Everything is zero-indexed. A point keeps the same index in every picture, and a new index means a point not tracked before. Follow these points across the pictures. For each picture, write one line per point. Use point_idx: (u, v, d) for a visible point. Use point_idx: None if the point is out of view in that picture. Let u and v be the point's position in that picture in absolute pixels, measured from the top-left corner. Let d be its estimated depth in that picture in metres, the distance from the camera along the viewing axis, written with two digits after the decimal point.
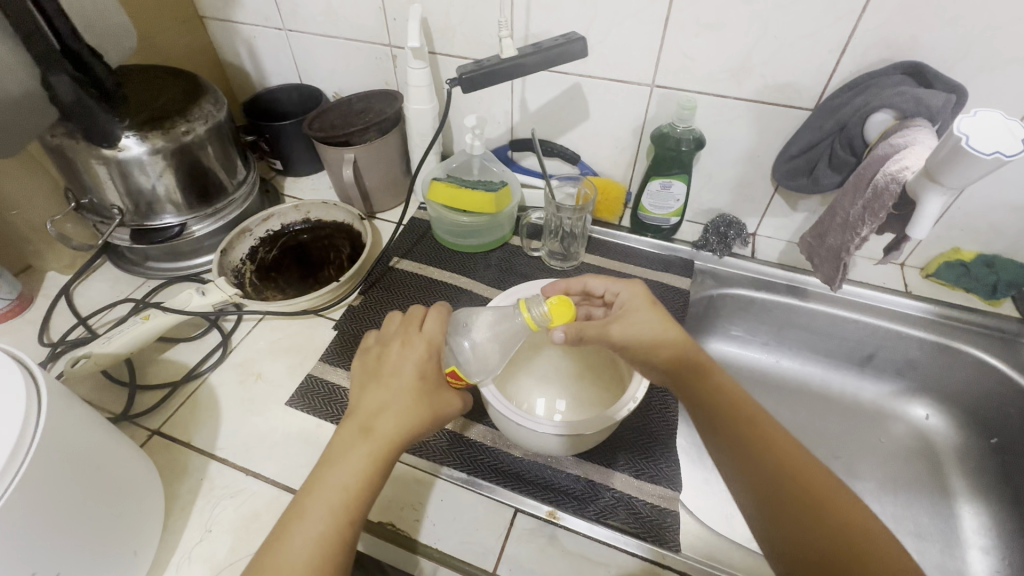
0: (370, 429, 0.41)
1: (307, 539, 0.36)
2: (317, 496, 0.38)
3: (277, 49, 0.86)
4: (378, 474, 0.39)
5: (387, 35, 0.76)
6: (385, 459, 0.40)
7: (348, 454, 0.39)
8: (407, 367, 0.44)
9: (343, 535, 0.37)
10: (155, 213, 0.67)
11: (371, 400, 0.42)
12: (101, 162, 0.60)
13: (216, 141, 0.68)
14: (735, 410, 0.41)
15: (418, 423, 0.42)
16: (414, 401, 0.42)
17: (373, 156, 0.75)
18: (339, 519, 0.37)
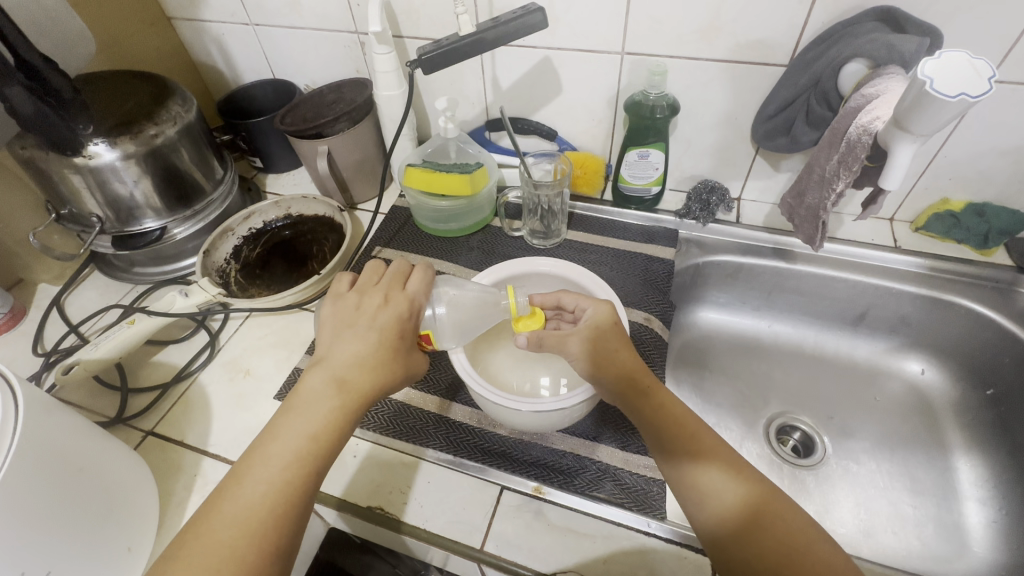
0: (343, 381, 0.41)
1: (270, 482, 0.37)
2: (282, 441, 0.39)
3: (247, 44, 0.85)
4: (345, 426, 0.40)
5: (353, 22, 0.75)
6: (353, 413, 0.41)
7: (319, 402, 0.40)
8: (384, 323, 0.44)
9: (308, 480, 0.38)
10: (136, 219, 0.68)
11: (344, 349, 0.43)
12: (74, 172, 0.61)
13: (189, 143, 0.68)
14: (685, 435, 0.43)
15: (391, 380, 0.43)
16: (388, 357, 0.43)
17: (347, 146, 0.74)
18: (306, 468, 0.38)
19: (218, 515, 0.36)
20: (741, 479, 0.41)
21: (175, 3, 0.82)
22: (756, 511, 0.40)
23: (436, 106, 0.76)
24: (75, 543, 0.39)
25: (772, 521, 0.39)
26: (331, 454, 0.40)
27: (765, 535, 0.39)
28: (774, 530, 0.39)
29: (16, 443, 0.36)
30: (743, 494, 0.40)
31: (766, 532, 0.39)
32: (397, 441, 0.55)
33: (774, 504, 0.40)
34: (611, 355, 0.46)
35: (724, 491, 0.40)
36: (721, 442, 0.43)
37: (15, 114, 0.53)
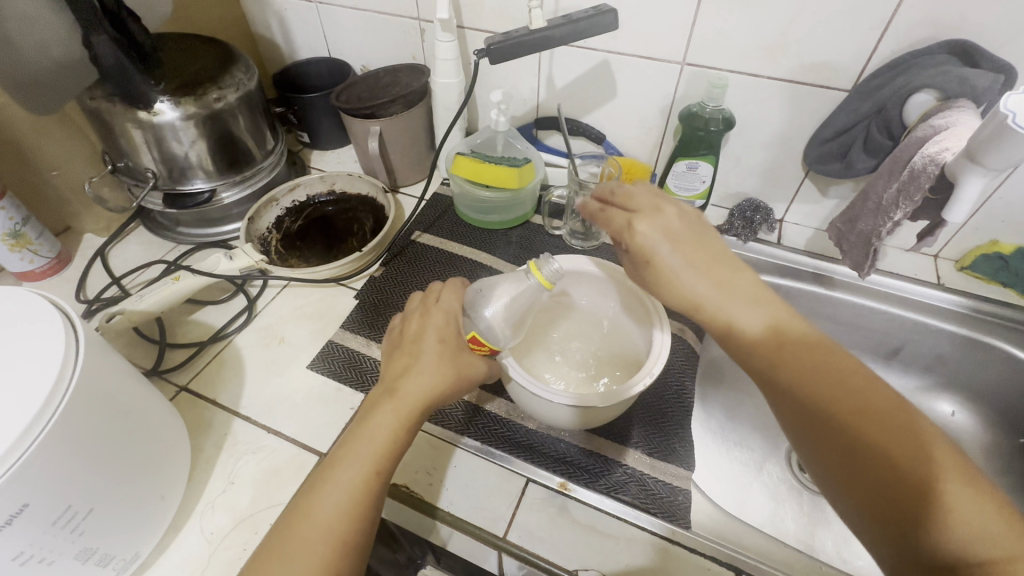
0: (398, 391, 0.42)
1: (339, 486, 0.37)
2: (347, 448, 0.39)
3: (308, 22, 0.86)
4: (404, 430, 0.41)
5: (416, 9, 0.76)
6: (410, 416, 0.41)
7: (377, 413, 0.41)
8: (432, 337, 0.46)
9: (377, 484, 0.38)
10: (187, 179, 0.69)
11: (395, 366, 0.45)
12: (137, 126, 0.62)
13: (246, 111, 0.69)
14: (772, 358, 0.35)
15: (449, 384, 0.43)
16: (442, 364, 0.44)
17: (398, 129, 0.75)
18: (372, 474, 0.38)
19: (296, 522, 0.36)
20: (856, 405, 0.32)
21: None
22: (876, 445, 0.30)
23: (490, 98, 0.77)
24: (116, 483, 0.39)
25: (902, 452, 0.30)
26: (395, 458, 0.40)
27: (890, 471, 0.29)
28: (905, 464, 0.29)
29: (78, 378, 0.36)
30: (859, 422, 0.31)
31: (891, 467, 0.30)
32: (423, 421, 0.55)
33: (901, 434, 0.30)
34: (665, 283, 0.40)
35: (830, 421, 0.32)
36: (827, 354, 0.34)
37: (95, 63, 0.57)
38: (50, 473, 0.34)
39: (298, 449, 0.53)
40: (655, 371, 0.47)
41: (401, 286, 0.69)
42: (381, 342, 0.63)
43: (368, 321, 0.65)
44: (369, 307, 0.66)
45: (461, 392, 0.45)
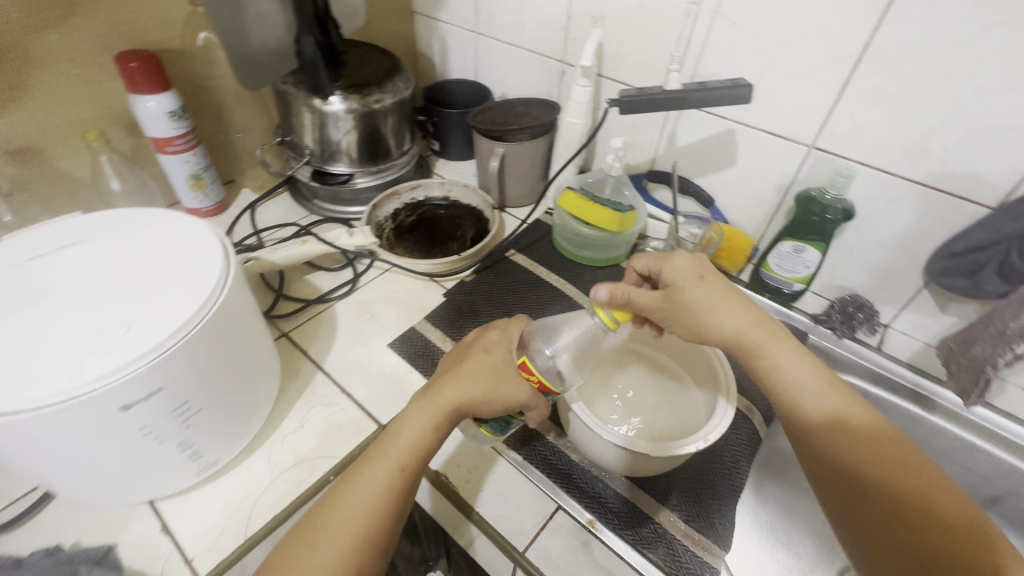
0: (429, 397, 0.46)
1: (372, 476, 0.43)
2: (387, 443, 0.44)
3: (465, 48, 0.97)
4: (436, 434, 0.45)
5: (562, 52, 0.83)
6: (443, 421, 0.45)
7: (408, 413, 0.46)
8: (477, 359, 0.49)
9: (403, 480, 0.43)
10: (334, 161, 0.80)
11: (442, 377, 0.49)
12: (309, 111, 0.74)
13: (396, 114, 0.79)
14: (800, 399, 0.44)
15: (484, 399, 0.45)
16: (478, 381, 0.47)
17: (519, 155, 0.82)
18: (394, 469, 0.43)
19: (337, 501, 0.42)
20: (869, 443, 0.40)
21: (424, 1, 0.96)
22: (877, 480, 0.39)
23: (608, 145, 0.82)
24: (222, 393, 0.47)
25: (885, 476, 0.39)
26: (418, 456, 0.44)
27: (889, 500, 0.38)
28: (907, 494, 0.38)
29: (222, 305, 0.44)
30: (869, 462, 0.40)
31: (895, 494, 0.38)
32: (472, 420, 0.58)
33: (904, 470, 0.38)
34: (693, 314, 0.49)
35: (845, 454, 0.41)
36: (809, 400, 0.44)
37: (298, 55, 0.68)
38: (184, 367, 0.41)
39: (362, 414, 0.59)
40: (710, 438, 0.47)
41: (486, 295, 0.74)
42: (456, 340, 0.67)
43: (450, 319, 0.70)
44: (454, 307, 0.72)
45: (500, 410, 0.46)
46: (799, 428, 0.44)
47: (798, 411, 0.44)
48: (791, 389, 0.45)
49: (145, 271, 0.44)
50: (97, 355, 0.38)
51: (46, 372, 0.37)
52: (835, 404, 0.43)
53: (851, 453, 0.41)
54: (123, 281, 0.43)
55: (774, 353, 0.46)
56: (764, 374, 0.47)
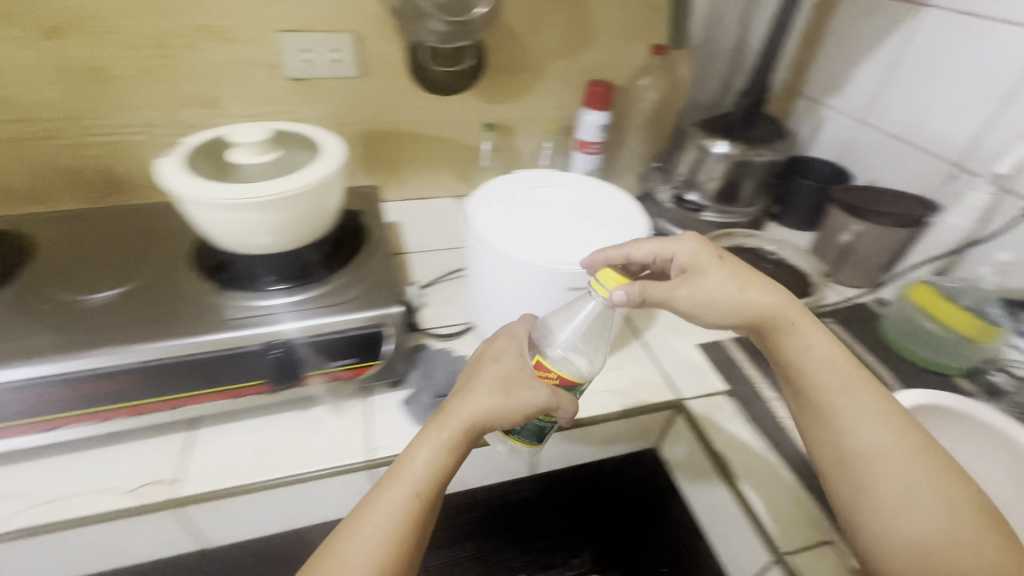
0: (451, 414, 0.48)
1: (401, 498, 0.44)
2: (407, 463, 0.46)
3: (841, 132, 1.03)
4: (451, 460, 0.46)
5: (962, 156, 0.82)
6: (457, 444, 0.47)
7: (420, 439, 0.47)
8: (481, 390, 0.49)
9: (419, 506, 0.44)
10: (693, 192, 0.96)
11: (453, 397, 0.50)
12: (697, 148, 0.92)
13: (764, 170, 0.91)
14: (817, 384, 0.50)
15: (474, 406, 0.48)
16: (494, 397, 0.49)
17: (874, 237, 0.84)
18: (412, 494, 0.44)
19: (370, 513, 0.43)
20: (889, 432, 0.46)
21: (817, 86, 1.06)
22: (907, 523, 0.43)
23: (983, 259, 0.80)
24: None
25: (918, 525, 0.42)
26: (439, 478, 0.46)
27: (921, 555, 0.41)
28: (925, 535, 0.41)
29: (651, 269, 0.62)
30: (873, 452, 0.46)
31: (912, 487, 0.43)
32: (759, 433, 0.64)
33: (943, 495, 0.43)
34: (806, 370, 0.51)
35: (863, 439, 0.46)
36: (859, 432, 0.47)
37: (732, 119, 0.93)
38: None
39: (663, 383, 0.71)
40: None
41: None
42: (757, 368, 0.73)
43: (754, 347, 0.77)
44: None
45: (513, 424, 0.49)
46: (816, 398, 0.50)
47: (823, 397, 0.49)
48: (811, 377, 0.50)
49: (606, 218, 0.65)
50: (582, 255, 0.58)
51: (552, 254, 0.58)
52: (859, 395, 0.49)
53: (862, 442, 0.46)
54: (596, 218, 0.65)
55: (802, 338, 0.52)
56: (795, 363, 0.52)
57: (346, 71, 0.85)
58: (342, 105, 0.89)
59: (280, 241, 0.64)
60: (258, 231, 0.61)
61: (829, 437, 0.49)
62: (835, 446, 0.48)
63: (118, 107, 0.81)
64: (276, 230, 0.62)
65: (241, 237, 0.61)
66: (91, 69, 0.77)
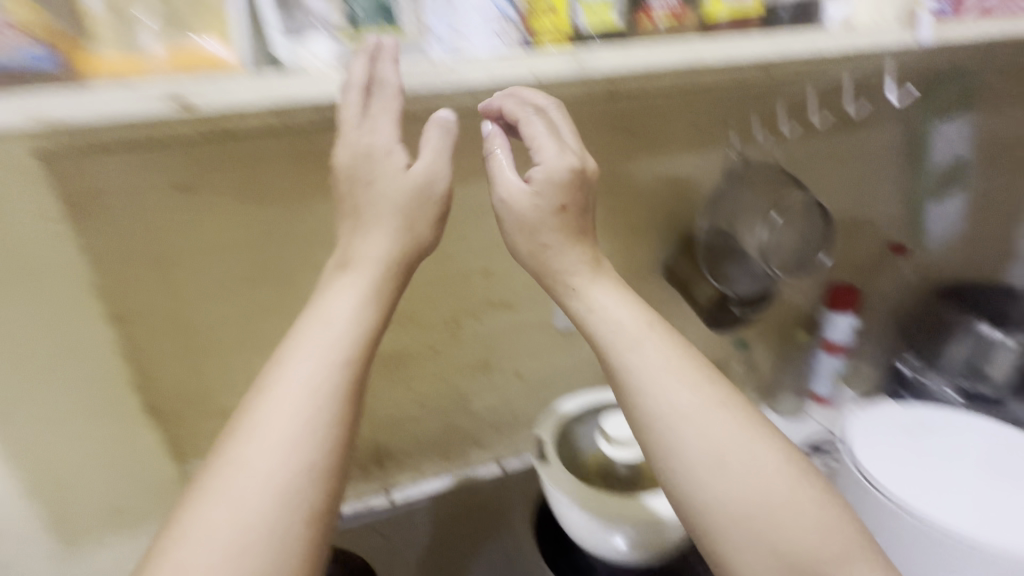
0: (360, 261, 0.45)
1: (318, 367, 0.40)
2: (311, 333, 0.42)
3: None
4: (382, 300, 0.45)
5: None
6: (389, 270, 0.46)
7: (336, 284, 0.44)
8: (377, 184, 0.45)
9: (331, 371, 0.41)
10: (981, 381, 0.88)
11: (345, 236, 0.46)
12: (972, 343, 0.88)
13: None
14: (542, 270, 0.50)
15: (424, 181, 0.46)
16: (377, 201, 0.45)
17: None
18: (321, 367, 0.40)
19: (264, 398, 0.39)
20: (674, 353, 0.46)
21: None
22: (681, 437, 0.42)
23: None
24: None
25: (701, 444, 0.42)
26: (353, 359, 0.42)
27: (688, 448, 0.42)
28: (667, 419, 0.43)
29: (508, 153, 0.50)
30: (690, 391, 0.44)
31: (686, 403, 0.43)
32: None
33: (722, 404, 0.44)
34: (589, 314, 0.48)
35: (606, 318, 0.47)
36: (608, 347, 0.46)
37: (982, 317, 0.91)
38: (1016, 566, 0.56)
39: None
40: None
41: None
42: None
43: None
44: None
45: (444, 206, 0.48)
46: (608, 367, 0.47)
47: (614, 338, 0.46)
48: (541, 262, 0.50)
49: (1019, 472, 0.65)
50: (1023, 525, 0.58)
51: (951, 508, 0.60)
52: (659, 341, 0.46)
53: (650, 360, 0.45)
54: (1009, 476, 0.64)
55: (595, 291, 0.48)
56: (583, 314, 0.48)
57: None
58: None
59: (636, 550, 0.62)
60: (614, 539, 0.61)
61: (620, 369, 0.46)
62: (636, 398, 0.45)
63: (404, 385, 0.82)
64: (631, 543, 0.62)
65: (603, 541, 0.62)
66: (388, 357, 0.79)
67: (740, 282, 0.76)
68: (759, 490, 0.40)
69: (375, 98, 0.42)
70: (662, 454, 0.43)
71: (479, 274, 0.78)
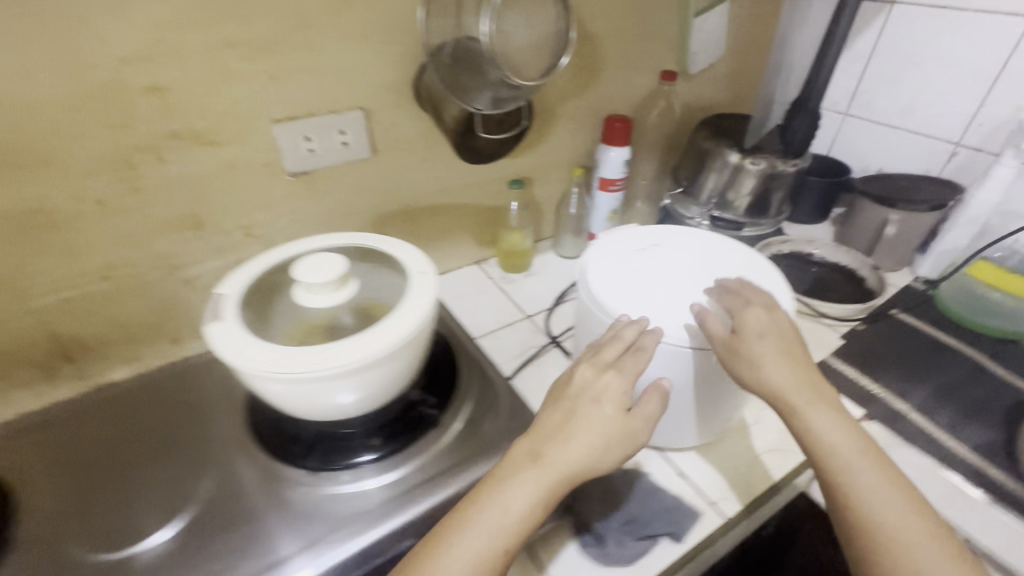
0: (546, 467, 0.46)
1: (476, 552, 0.43)
2: (475, 519, 0.45)
3: (825, 126, 1.08)
4: (529, 519, 0.45)
5: (961, 135, 0.88)
6: (551, 487, 0.46)
7: (504, 488, 0.46)
8: (590, 418, 0.49)
9: (505, 547, 0.44)
10: (726, 207, 0.95)
11: (549, 426, 0.50)
12: (722, 170, 0.92)
13: (786, 184, 0.93)
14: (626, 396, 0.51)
15: (597, 404, 0.50)
16: (607, 442, 0.48)
17: (910, 225, 0.87)
18: (501, 546, 0.44)
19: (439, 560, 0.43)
20: (790, 371, 0.51)
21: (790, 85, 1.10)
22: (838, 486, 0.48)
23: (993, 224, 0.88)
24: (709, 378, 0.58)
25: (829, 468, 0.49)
26: (521, 527, 0.45)
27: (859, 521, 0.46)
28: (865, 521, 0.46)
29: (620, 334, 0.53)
30: (808, 412, 0.50)
31: (870, 476, 0.47)
32: (921, 450, 0.63)
33: (783, 360, 0.52)
34: (757, 365, 0.50)
35: (814, 428, 0.50)
36: (825, 412, 0.51)
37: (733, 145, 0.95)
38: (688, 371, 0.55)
39: None
40: None
41: (888, 348, 0.77)
42: (874, 382, 0.72)
43: (862, 361, 0.75)
44: (861, 352, 0.77)
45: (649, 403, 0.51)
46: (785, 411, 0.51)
47: (784, 390, 0.51)
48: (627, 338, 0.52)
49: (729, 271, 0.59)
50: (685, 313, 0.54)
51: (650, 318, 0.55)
52: (781, 363, 0.51)
53: (774, 378, 0.51)
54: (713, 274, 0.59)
55: (814, 416, 0.50)
56: (748, 374, 0.50)
57: (359, 152, 0.73)
58: (355, 191, 0.76)
59: (363, 395, 0.51)
60: (334, 385, 0.49)
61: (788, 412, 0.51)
62: (828, 466, 0.49)
63: (72, 254, 0.61)
64: (357, 383, 0.50)
65: (322, 394, 0.50)
66: (27, 214, 0.56)
67: (478, 94, 0.67)
68: (883, 510, 0.46)
69: (630, 352, 0.52)
70: (873, 531, 0.45)
71: (148, 93, 0.57)
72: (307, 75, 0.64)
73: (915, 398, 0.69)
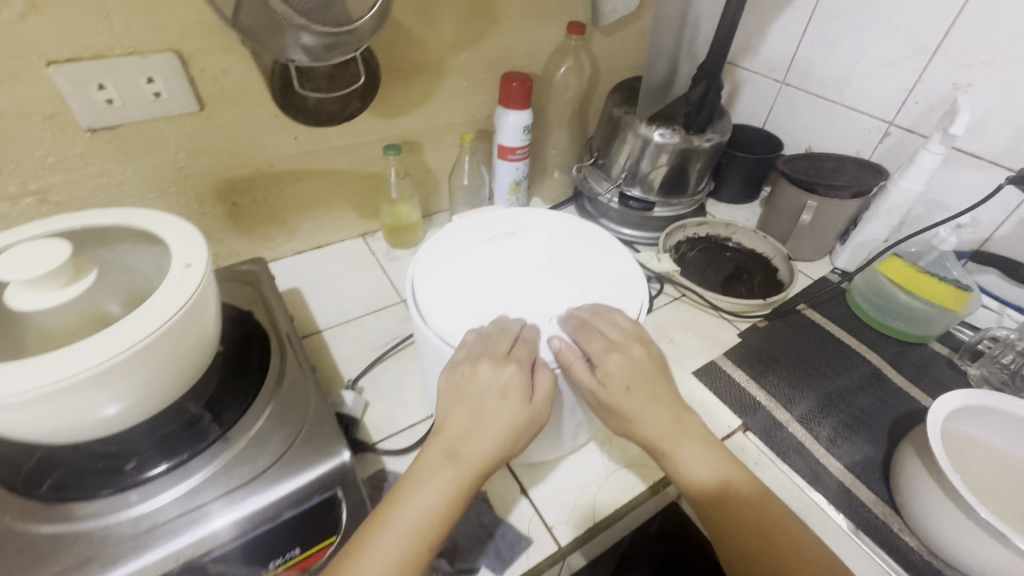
0: (463, 461, 0.42)
1: (394, 552, 0.38)
2: (402, 507, 0.40)
3: (762, 95, 0.98)
4: (460, 499, 0.41)
5: (896, 113, 0.79)
6: (471, 484, 0.42)
7: (425, 479, 0.41)
8: (492, 417, 0.42)
9: (424, 551, 0.39)
10: (636, 185, 0.85)
11: (457, 421, 0.43)
12: (632, 143, 0.81)
13: (704, 161, 0.83)
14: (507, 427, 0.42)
15: (483, 414, 0.43)
16: (503, 423, 0.42)
17: (830, 212, 0.80)
18: (427, 542, 0.39)
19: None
20: (657, 413, 0.46)
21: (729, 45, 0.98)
22: (719, 522, 0.43)
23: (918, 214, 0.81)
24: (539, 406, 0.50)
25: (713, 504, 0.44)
26: (446, 508, 0.40)
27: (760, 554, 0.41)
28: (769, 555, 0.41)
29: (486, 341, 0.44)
30: (674, 438, 0.46)
31: (741, 495, 0.44)
32: (791, 468, 0.58)
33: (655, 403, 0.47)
34: (633, 413, 0.45)
35: (681, 468, 0.45)
36: (693, 446, 0.46)
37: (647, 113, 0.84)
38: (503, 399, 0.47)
39: None
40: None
41: (785, 349, 0.71)
42: (761, 387, 0.66)
43: (754, 363, 0.69)
44: (754, 353, 0.71)
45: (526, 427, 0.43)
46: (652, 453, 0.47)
47: (656, 434, 0.46)
48: (508, 334, 0.44)
49: (586, 273, 0.51)
50: (519, 321, 0.46)
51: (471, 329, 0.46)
52: (652, 400, 0.47)
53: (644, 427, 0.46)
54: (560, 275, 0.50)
55: (680, 446, 0.46)
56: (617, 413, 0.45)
57: (180, 105, 0.61)
58: (185, 152, 0.64)
59: (136, 403, 0.41)
60: (90, 395, 0.37)
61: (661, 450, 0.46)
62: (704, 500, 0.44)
63: None
64: (130, 389, 0.40)
65: (70, 411, 0.37)
66: None
67: None
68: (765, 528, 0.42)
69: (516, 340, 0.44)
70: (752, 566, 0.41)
71: None
72: (86, 5, 0.51)
73: (800, 406, 0.64)
